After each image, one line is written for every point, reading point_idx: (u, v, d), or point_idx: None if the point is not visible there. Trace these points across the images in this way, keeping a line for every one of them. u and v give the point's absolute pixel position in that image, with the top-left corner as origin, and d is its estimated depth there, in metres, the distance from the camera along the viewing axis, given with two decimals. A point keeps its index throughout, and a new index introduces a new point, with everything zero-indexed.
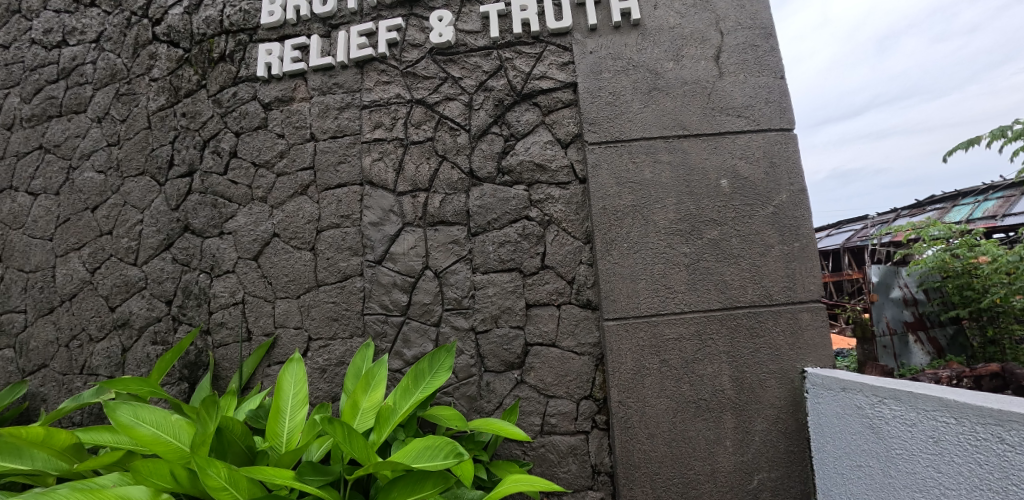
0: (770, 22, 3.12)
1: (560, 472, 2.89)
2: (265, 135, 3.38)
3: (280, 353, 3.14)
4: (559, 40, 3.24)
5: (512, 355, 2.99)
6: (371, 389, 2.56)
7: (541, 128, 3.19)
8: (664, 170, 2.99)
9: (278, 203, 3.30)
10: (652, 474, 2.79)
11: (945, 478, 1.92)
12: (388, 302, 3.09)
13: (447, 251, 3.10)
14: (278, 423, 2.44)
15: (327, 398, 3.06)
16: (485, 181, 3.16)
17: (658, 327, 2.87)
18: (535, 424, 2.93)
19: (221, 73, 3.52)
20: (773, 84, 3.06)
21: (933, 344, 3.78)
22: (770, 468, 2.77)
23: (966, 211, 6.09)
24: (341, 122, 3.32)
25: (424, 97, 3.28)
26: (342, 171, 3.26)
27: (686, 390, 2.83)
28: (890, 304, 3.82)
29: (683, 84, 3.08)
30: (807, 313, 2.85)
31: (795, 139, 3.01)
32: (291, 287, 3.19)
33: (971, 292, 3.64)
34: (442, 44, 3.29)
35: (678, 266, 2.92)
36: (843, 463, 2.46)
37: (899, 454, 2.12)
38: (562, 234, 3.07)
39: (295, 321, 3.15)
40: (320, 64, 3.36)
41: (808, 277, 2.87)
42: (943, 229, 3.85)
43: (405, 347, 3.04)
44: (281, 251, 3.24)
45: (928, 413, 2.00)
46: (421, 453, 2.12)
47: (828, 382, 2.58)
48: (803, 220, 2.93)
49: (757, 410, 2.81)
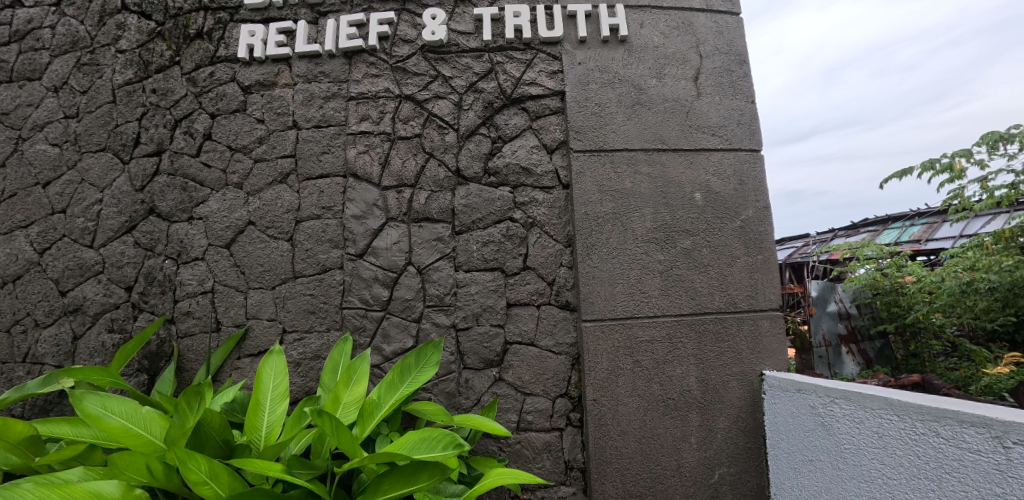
0: (744, 50, 3.37)
1: (534, 468, 2.96)
2: (243, 119, 3.31)
3: (251, 345, 3.08)
4: (549, 49, 3.34)
5: (492, 353, 3.05)
6: (353, 384, 2.56)
7: (528, 132, 3.28)
8: (643, 181, 3.15)
9: (254, 190, 3.23)
10: (622, 469, 2.92)
11: (887, 469, 2.15)
12: (368, 297, 3.08)
13: (430, 248, 3.12)
14: (257, 416, 2.40)
15: (301, 392, 3.02)
16: (471, 181, 3.21)
17: (633, 330, 3.01)
18: (512, 420, 3.00)
19: (197, 51, 3.41)
20: (745, 107, 3.30)
21: (863, 355, 4.15)
22: (729, 463, 2.97)
23: (895, 236, 6.82)
24: (327, 111, 3.30)
25: (413, 94, 3.31)
26: (325, 162, 3.24)
27: (656, 390, 2.98)
28: (826, 317, 4.20)
29: (664, 100, 3.26)
30: (767, 321, 3.09)
31: (762, 160, 3.25)
32: (265, 278, 3.13)
33: (897, 308, 4.14)
34: (434, 42, 3.32)
35: (653, 272, 3.07)
36: (796, 458, 2.68)
37: (847, 449, 2.35)
38: (544, 237, 3.16)
39: (269, 313, 3.10)
40: (306, 51, 3.33)
41: (768, 287, 3.12)
42: (876, 250, 4.57)
43: (384, 342, 3.04)
44: (256, 240, 3.17)
45: (874, 412, 2.23)
46: (418, 445, 2.17)
47: (784, 384, 2.81)
48: (766, 234, 3.17)
49: (719, 409, 3.00)
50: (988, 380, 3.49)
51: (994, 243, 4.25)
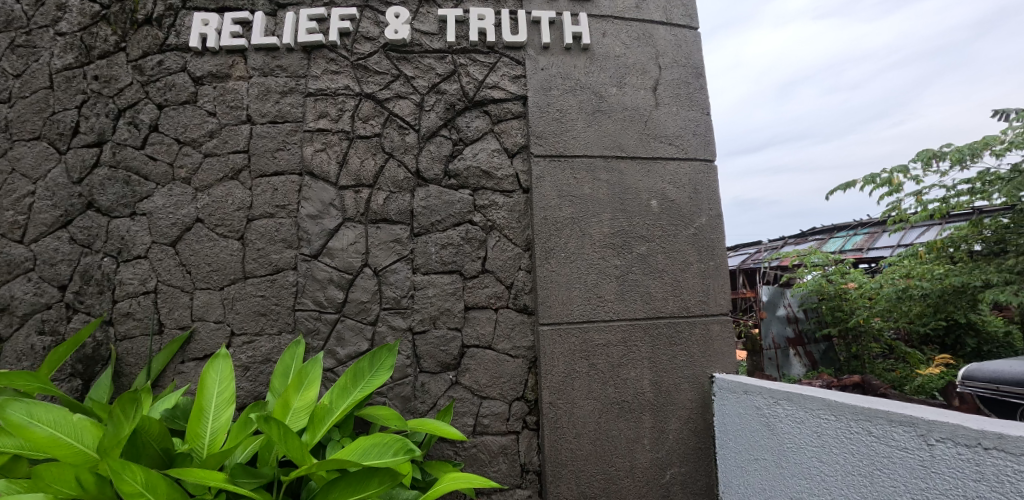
0: (701, 64, 3.48)
1: (490, 472, 2.96)
2: (193, 111, 3.19)
3: (197, 349, 2.96)
4: (512, 53, 3.36)
5: (449, 356, 3.03)
6: (304, 389, 2.50)
7: (489, 135, 3.28)
8: (602, 188, 3.20)
9: (203, 186, 3.11)
10: (577, 471, 2.96)
11: (825, 466, 2.26)
12: (322, 299, 3.01)
13: (388, 249, 3.08)
14: (200, 423, 2.30)
15: (249, 398, 2.92)
16: (431, 183, 3.19)
17: (589, 334, 3.05)
18: (468, 424, 2.99)
19: (145, 38, 3.27)
20: (701, 118, 3.40)
21: (809, 356, 4.54)
22: (680, 463, 3.05)
23: (840, 244, 7.19)
24: (283, 107, 3.21)
25: (374, 93, 3.26)
26: (280, 159, 3.15)
27: (611, 392, 3.03)
28: (776, 321, 4.57)
29: (624, 109, 3.32)
30: (718, 325, 3.19)
31: (716, 170, 3.36)
32: (213, 278, 3.02)
33: (840, 313, 4.56)
34: (397, 41, 3.28)
35: (609, 277, 3.12)
36: (742, 457, 2.78)
37: (789, 447, 2.45)
38: (503, 241, 3.16)
39: (216, 315, 2.98)
40: (263, 44, 3.23)
41: (719, 292, 3.22)
42: (822, 257, 4.86)
43: (339, 345, 2.98)
44: (204, 238, 3.05)
45: (813, 412, 2.34)
46: (370, 450, 2.13)
47: (732, 386, 2.91)
48: (718, 241, 3.28)
49: (671, 411, 3.08)
50: (921, 382, 4.03)
51: (927, 253, 4.52)
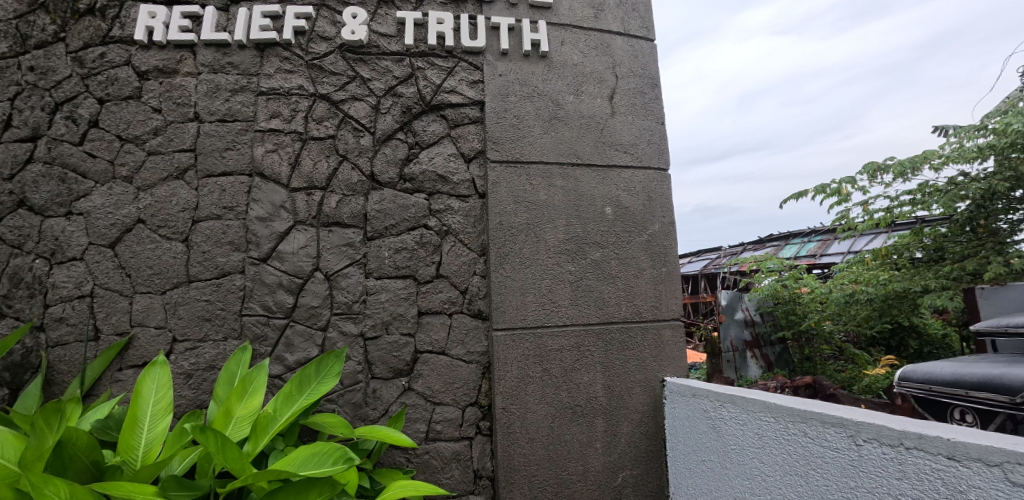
0: (656, 75, 3.56)
1: (442, 478, 2.94)
2: (136, 107, 3.07)
3: (135, 355, 2.84)
4: (471, 58, 3.36)
5: (401, 362, 2.99)
6: (248, 396, 2.43)
7: (446, 140, 3.27)
8: (557, 194, 3.23)
9: (146, 185, 2.99)
10: (530, 476, 2.97)
11: (765, 466, 2.34)
12: (271, 303, 2.93)
13: (340, 253, 3.03)
14: (134, 434, 2.21)
15: (191, 406, 2.81)
16: (386, 187, 3.15)
17: (543, 339, 3.07)
18: (420, 431, 2.96)
19: (87, 29, 3.13)
20: (655, 128, 3.48)
21: (765, 359, 4.71)
22: (632, 466, 3.10)
23: (795, 250, 7.48)
24: (233, 105, 3.11)
25: (328, 93, 3.20)
26: (228, 159, 3.05)
27: (564, 397, 3.06)
28: (734, 324, 4.66)
29: (581, 117, 3.37)
30: (669, 330, 3.26)
31: (669, 179, 3.44)
32: (154, 282, 2.90)
33: (794, 316, 4.74)
34: (354, 41, 3.24)
35: (564, 282, 3.15)
36: (691, 459, 2.85)
37: (733, 449, 2.53)
38: (458, 245, 3.15)
39: (157, 320, 2.87)
40: (214, 39, 3.13)
41: (671, 298, 3.30)
42: (777, 263, 5.00)
43: (287, 352, 2.90)
44: (146, 240, 2.93)
45: (755, 414, 2.42)
46: (308, 460, 2.09)
47: (681, 389, 2.98)
48: (670, 248, 3.36)
49: (623, 415, 3.13)
50: (870, 382, 4.32)
51: (873, 259, 4.92)
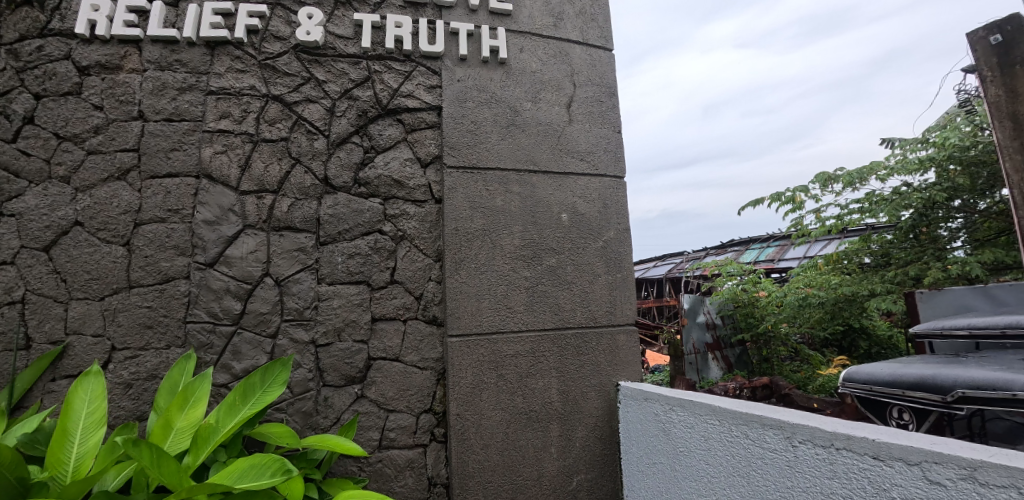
0: (614, 84, 3.63)
1: (395, 487, 2.91)
2: (76, 104, 2.93)
3: (70, 364, 2.71)
4: (429, 63, 3.35)
5: (354, 369, 2.95)
6: (189, 407, 2.34)
7: (402, 144, 3.24)
8: (513, 200, 3.24)
9: (84, 186, 2.86)
10: (484, 482, 2.97)
11: (711, 468, 2.40)
12: (217, 310, 2.84)
13: (291, 258, 2.97)
14: (63, 449, 2.11)
15: (130, 418, 2.70)
16: (340, 191, 3.10)
17: (498, 344, 3.08)
18: (373, 439, 2.92)
19: (23, 20, 2.98)
20: (612, 136, 3.54)
21: (725, 360, 4.99)
22: (586, 470, 3.14)
23: (755, 254, 7.73)
24: (180, 104, 3.01)
25: (281, 94, 3.13)
26: (174, 160, 2.95)
27: (519, 402, 3.07)
28: (696, 328, 4.86)
29: (538, 124, 3.40)
30: (623, 335, 3.32)
31: (625, 186, 3.50)
32: (92, 287, 2.77)
33: (752, 319, 5.01)
34: (309, 42, 3.18)
35: (519, 288, 3.17)
36: (643, 462, 2.90)
37: (681, 451, 2.59)
38: (413, 251, 3.13)
39: (94, 328, 2.74)
40: (161, 35, 3.03)
41: (625, 304, 3.36)
42: (737, 268, 5.31)
43: (234, 359, 2.82)
44: (83, 243, 2.80)
45: (701, 417, 2.48)
46: (246, 472, 2.04)
47: (634, 393, 3.03)
48: (624, 254, 3.41)
49: (578, 419, 3.16)
50: (822, 382, 4.46)
51: (825, 264, 5.11)
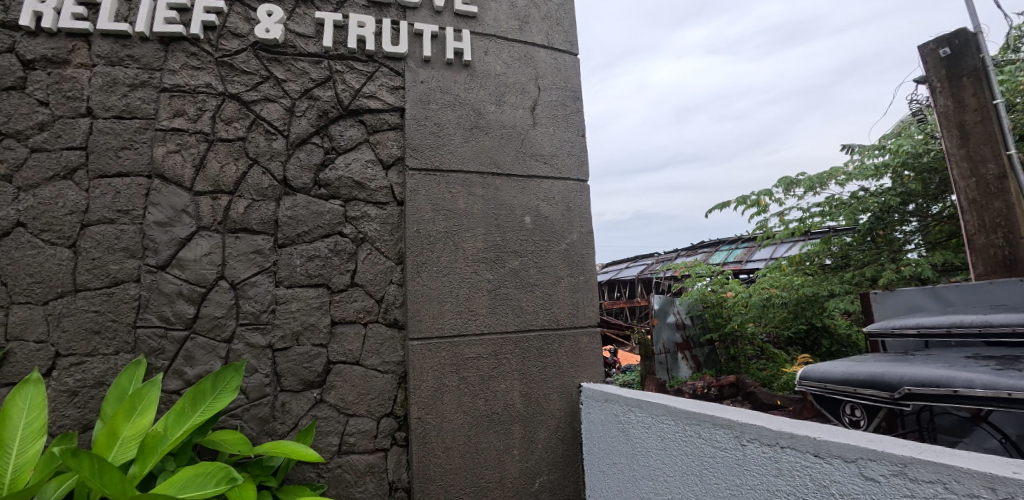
0: (578, 88, 3.67)
1: (355, 492, 2.88)
2: (19, 99, 2.81)
3: (11, 372, 2.59)
4: (392, 63, 3.32)
5: (312, 374, 2.90)
6: (137, 414, 2.27)
7: (364, 145, 3.21)
8: (476, 203, 3.24)
9: (28, 185, 2.75)
10: (446, 485, 2.96)
11: (666, 467, 2.45)
12: (169, 314, 2.76)
13: (247, 261, 2.90)
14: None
15: (75, 426, 2.60)
16: (299, 192, 3.05)
17: (459, 347, 3.07)
18: (332, 444, 2.88)
19: None
20: (575, 140, 3.57)
21: (694, 361, 5.06)
22: (549, 471, 3.16)
23: (724, 255, 7.91)
24: (131, 101, 2.92)
25: (239, 93, 3.06)
26: (124, 159, 2.86)
27: (481, 405, 3.07)
28: (666, 327, 5.00)
29: (502, 127, 3.41)
30: (586, 337, 3.35)
31: (588, 190, 3.54)
32: (35, 291, 2.66)
33: (721, 319, 5.22)
34: (268, 40, 3.12)
35: (482, 290, 3.17)
36: (603, 462, 2.94)
37: (639, 451, 2.63)
38: (374, 253, 3.10)
39: (37, 333, 2.63)
40: (112, 30, 2.93)
41: (587, 306, 3.39)
42: (705, 269, 5.53)
43: (187, 365, 2.75)
44: (25, 245, 2.69)
45: (658, 417, 2.53)
46: (189, 482, 2.00)
47: (596, 394, 3.07)
48: (586, 257, 3.45)
49: (540, 421, 3.18)
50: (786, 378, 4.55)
51: (788, 266, 5.29)
